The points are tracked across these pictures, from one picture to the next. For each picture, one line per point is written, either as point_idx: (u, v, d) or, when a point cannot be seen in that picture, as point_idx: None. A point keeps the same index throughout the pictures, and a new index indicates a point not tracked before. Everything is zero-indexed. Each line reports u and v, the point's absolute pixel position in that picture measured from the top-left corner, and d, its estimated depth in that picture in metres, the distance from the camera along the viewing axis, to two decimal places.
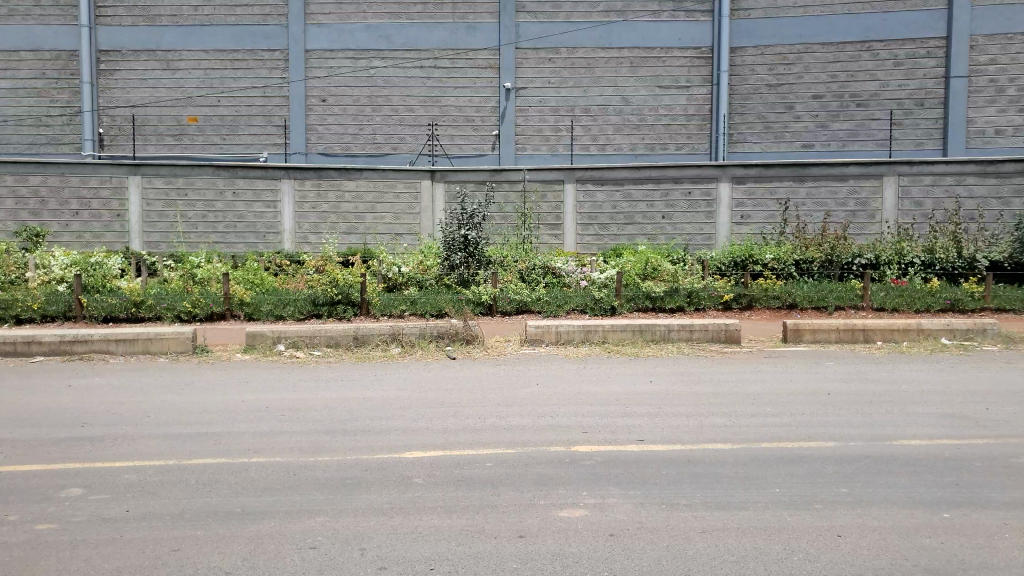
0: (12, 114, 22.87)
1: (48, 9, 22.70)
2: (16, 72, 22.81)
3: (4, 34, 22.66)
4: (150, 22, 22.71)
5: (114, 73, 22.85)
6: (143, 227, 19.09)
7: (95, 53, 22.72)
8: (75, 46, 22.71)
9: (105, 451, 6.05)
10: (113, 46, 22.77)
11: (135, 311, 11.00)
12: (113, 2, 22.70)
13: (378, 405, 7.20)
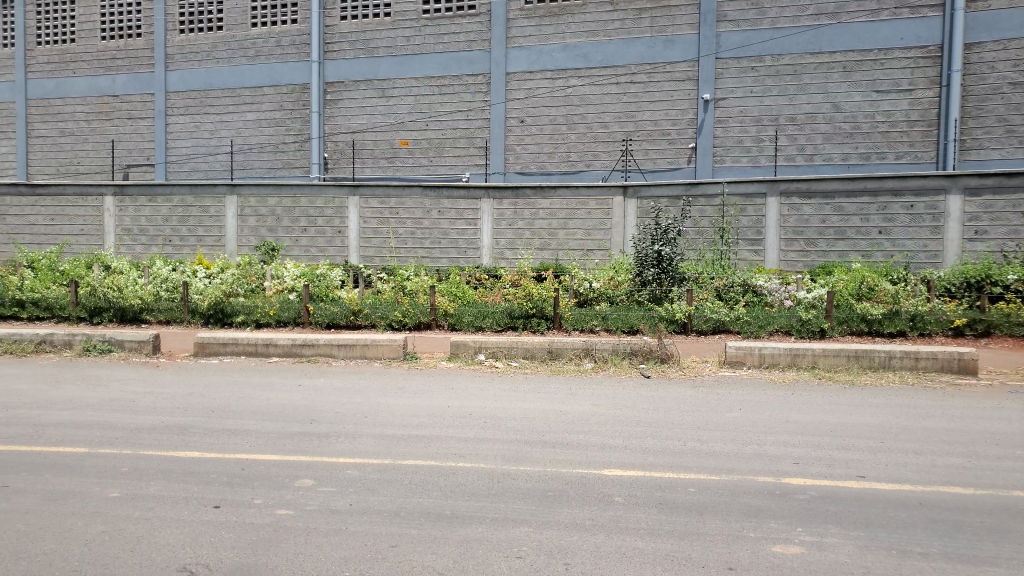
0: (256, 142, 25.86)
1: (286, 48, 25.48)
2: (260, 105, 25.79)
3: (251, 73, 25.74)
4: (369, 54, 24.78)
5: (338, 103, 25.17)
6: (359, 243, 20.77)
7: (323, 85, 25.17)
8: (307, 79, 25.30)
9: (331, 447, 6.63)
10: (338, 78, 25.13)
11: (353, 319, 11.99)
12: (338, 38, 25.04)
13: (576, 420, 7.25)
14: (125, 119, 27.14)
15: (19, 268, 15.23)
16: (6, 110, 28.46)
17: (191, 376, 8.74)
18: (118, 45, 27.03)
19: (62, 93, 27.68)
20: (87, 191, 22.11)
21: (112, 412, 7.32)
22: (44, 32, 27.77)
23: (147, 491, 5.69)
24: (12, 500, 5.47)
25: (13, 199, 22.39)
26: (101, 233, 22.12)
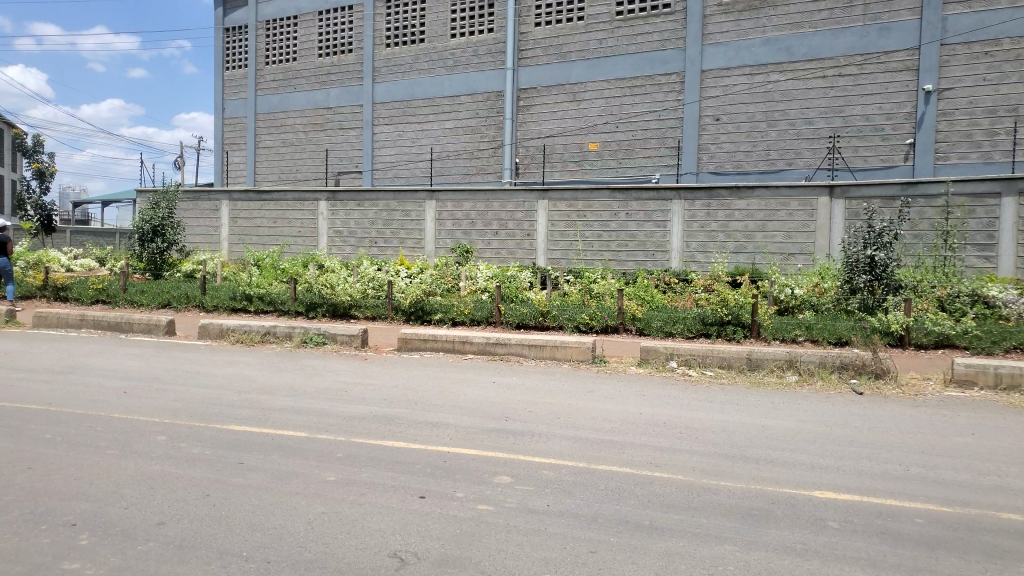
0: (452, 148, 27.12)
1: (481, 56, 26.47)
2: (457, 113, 27.01)
3: (449, 82, 27.01)
4: (562, 59, 25.17)
5: (530, 108, 25.79)
6: (548, 245, 21.11)
7: (516, 91, 25.89)
8: (501, 86, 26.15)
9: (527, 447, 6.72)
10: (531, 84, 25.74)
11: (542, 320, 12.17)
12: (532, 44, 25.66)
13: (779, 436, 6.84)
14: (337, 130, 29.53)
15: (247, 267, 17.00)
16: (239, 125, 31.99)
17: (395, 369, 9.28)
18: (333, 62, 29.46)
19: (285, 107, 30.63)
20: (304, 196, 24.26)
21: (327, 400, 7.91)
22: (271, 52, 30.90)
23: (360, 477, 6.07)
24: (246, 476, 6.06)
25: (243, 204, 25.09)
26: (315, 234, 24.16)
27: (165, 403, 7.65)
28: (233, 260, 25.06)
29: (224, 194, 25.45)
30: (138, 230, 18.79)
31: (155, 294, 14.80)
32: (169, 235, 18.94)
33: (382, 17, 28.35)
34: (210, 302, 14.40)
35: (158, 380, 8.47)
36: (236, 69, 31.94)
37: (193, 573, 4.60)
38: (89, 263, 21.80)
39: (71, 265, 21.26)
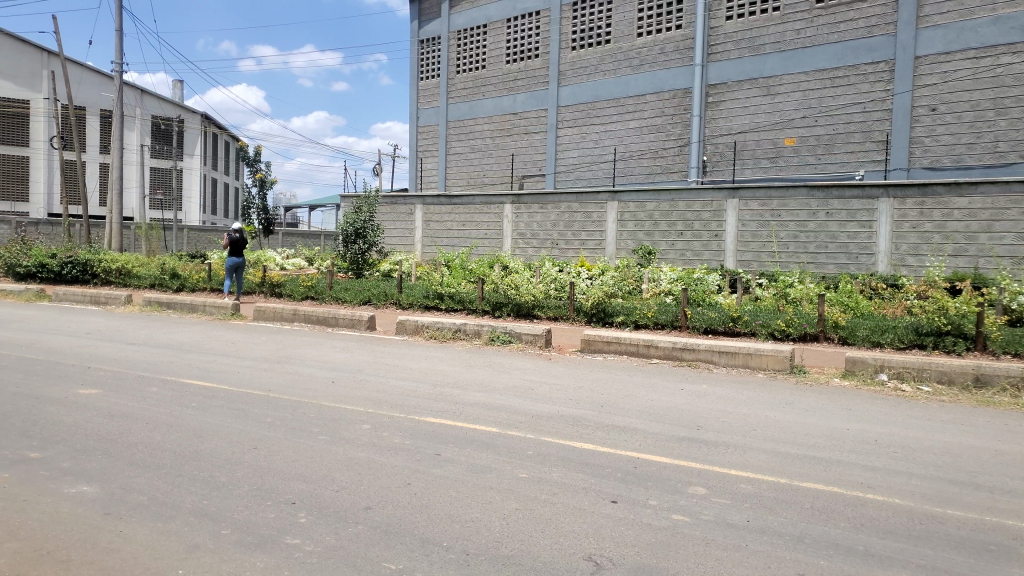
0: (636, 149, 26.89)
1: (668, 54, 25.98)
2: (641, 113, 26.72)
3: (636, 81, 26.80)
4: (755, 52, 24.13)
5: (720, 104, 24.96)
6: (737, 247, 20.30)
7: (704, 88, 25.16)
8: (689, 84, 25.53)
9: (722, 458, 6.45)
10: (720, 80, 24.92)
11: (731, 325, 11.68)
12: (723, 39, 24.83)
13: (1017, 463, 6.08)
14: (522, 134, 30.31)
15: (439, 267, 17.85)
16: (430, 132, 33.73)
17: (581, 370, 9.28)
18: (520, 67, 30.22)
19: (474, 114, 31.87)
20: (491, 199, 25.08)
21: (517, 397, 8.07)
22: (462, 61, 32.26)
23: (552, 476, 6.11)
24: (443, 468, 6.29)
25: (434, 208, 26.41)
26: (501, 236, 24.91)
27: (368, 394, 8.16)
28: (425, 260, 26.46)
29: (418, 198, 26.93)
30: (343, 231, 20.28)
31: (357, 292, 15.89)
32: (369, 237, 20.32)
33: (569, 21, 28.69)
34: (406, 300, 15.24)
35: (362, 371, 9.06)
36: (430, 79, 33.72)
37: (399, 559, 4.82)
38: (300, 263, 23.88)
39: (285, 264, 23.33)
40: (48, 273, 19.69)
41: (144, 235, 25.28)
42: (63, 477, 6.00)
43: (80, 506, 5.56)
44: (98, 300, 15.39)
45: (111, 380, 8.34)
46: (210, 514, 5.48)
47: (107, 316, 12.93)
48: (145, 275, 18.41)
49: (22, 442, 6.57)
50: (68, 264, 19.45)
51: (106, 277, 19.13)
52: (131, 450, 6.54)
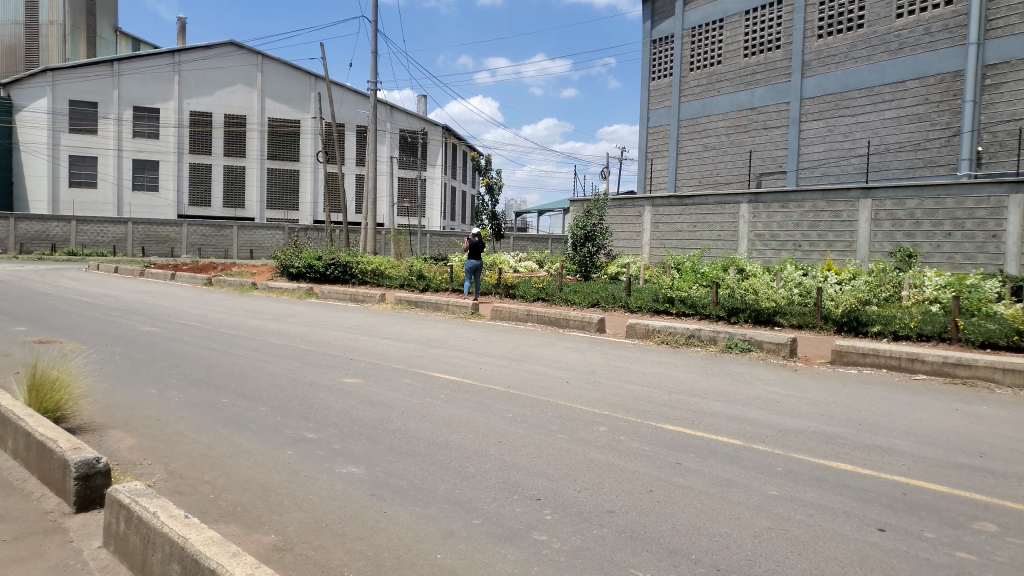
0: (893, 141, 24.65)
1: (935, 34, 23.41)
2: (900, 101, 24.42)
3: (894, 67, 24.50)
4: None
5: (1000, 87, 22.02)
6: (1021, 249, 17.80)
7: (980, 69, 22.37)
8: (960, 66, 22.83)
9: (1014, 492, 5.61)
10: (1001, 58, 21.99)
11: (1016, 339, 10.23)
12: (1006, 12, 21.88)
13: None
14: (762, 130, 29.04)
15: (669, 271, 17.54)
16: (661, 133, 33.38)
17: (832, 384, 8.58)
18: (760, 60, 28.86)
19: (708, 112, 31.05)
20: (726, 199, 24.27)
21: (761, 409, 7.65)
22: (696, 58, 31.51)
23: (806, 496, 5.68)
24: (685, 477, 6.11)
25: (665, 210, 26.11)
26: (736, 237, 23.93)
27: (604, 396, 8.18)
28: (654, 263, 26.17)
29: (647, 200, 26.76)
30: (572, 236, 20.94)
31: (586, 294, 16.08)
32: (599, 239, 20.59)
33: (814, 8, 26.86)
34: (635, 303, 15.16)
35: (595, 373, 9.12)
36: (662, 79, 33.33)
37: (648, 568, 4.72)
38: (532, 265, 24.73)
39: (518, 267, 24.05)
40: (315, 273, 22.06)
41: (393, 240, 27.47)
42: (336, 457, 6.65)
43: (351, 485, 6.12)
44: (358, 298, 16.95)
45: (370, 371, 9.15)
46: (462, 503, 5.77)
47: (367, 312, 14.23)
48: (396, 276, 20.12)
49: (301, 424, 7.39)
50: (332, 265, 21.80)
51: (362, 278, 21.21)
52: (391, 437, 7.10)
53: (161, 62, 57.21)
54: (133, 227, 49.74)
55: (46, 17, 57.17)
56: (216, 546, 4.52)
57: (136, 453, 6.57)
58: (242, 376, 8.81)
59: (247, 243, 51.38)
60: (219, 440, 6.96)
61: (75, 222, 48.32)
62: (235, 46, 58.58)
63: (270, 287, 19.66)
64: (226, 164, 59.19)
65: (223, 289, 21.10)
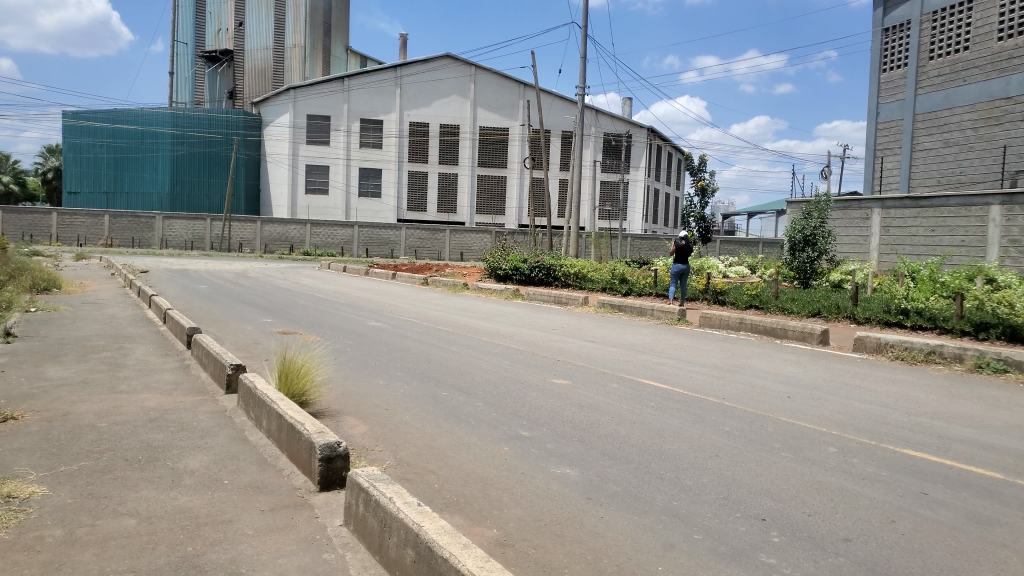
0: None
1: None
2: None
3: None
4: None
5: None
6: None
7: None
8: None
9: None
10: None
11: None
12: None
13: None
14: (1017, 122, 25.81)
15: (900, 278, 15.95)
16: (893, 128, 30.76)
17: None
18: (1017, 43, 25.64)
19: (950, 104, 28.13)
20: (972, 200, 21.78)
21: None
22: (937, 46, 28.66)
23: None
24: (934, 510, 5.48)
25: (897, 212, 24.00)
26: (984, 243, 21.41)
27: (830, 414, 7.60)
28: (883, 270, 24.16)
29: (876, 201, 24.76)
30: (790, 239, 19.77)
31: (805, 303, 15.14)
32: (820, 244, 19.33)
33: None
34: (862, 314, 14.02)
35: (819, 389, 8.49)
36: (895, 70, 30.66)
37: None
38: (743, 271, 23.77)
39: (727, 272, 23.20)
40: (521, 275, 22.77)
41: (595, 244, 27.68)
42: (550, 457, 6.73)
43: (566, 487, 6.15)
44: (563, 301, 17.18)
45: (578, 372, 9.21)
46: (681, 516, 5.59)
47: (574, 315, 14.35)
48: (598, 279, 20.12)
49: (515, 421, 7.58)
50: (537, 267, 22.36)
51: (566, 281, 21.54)
52: (603, 440, 7.07)
53: (385, 77, 61.90)
54: (357, 230, 54.52)
55: (291, 40, 63.80)
56: (448, 536, 4.70)
57: (368, 440, 7.07)
58: (458, 372, 9.22)
59: (458, 245, 54.41)
60: (441, 432, 7.31)
61: (310, 225, 53.82)
62: (451, 58, 62.15)
63: (479, 287, 20.61)
64: (442, 171, 63.11)
65: (437, 289, 22.36)
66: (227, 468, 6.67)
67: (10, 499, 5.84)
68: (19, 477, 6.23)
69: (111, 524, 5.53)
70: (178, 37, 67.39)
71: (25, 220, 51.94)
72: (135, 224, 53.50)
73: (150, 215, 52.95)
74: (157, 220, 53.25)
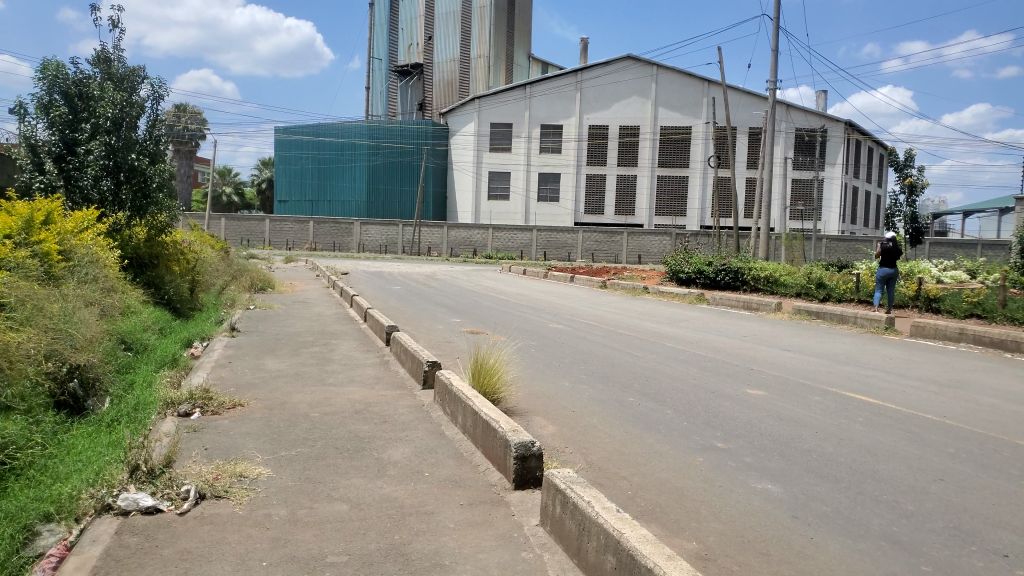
0: None
1: None
2: None
3: None
4: None
5: None
6: None
7: None
8: None
9: None
10: None
11: None
12: None
13: None
14: None
15: None
16: None
17: None
18: None
19: None
20: None
21: None
22: None
23: None
24: None
25: None
26: None
27: None
28: None
29: None
30: None
31: None
32: None
33: None
34: None
35: None
36: None
37: None
38: (959, 275, 21.59)
39: (942, 276, 20.96)
40: (705, 278, 22.14)
41: (785, 246, 26.32)
42: (748, 471, 6.41)
43: (769, 503, 5.82)
44: (752, 306, 16.47)
45: (774, 383, 8.74)
46: (905, 544, 5.10)
47: (767, 322, 13.70)
48: (791, 284, 19.09)
49: (708, 431, 7.32)
50: (722, 271, 21.60)
51: (755, 284, 20.64)
52: (807, 457, 6.64)
53: (566, 82, 62.83)
54: (537, 234, 55.67)
55: (476, 51, 66.22)
56: (651, 546, 4.59)
57: (559, 441, 7.12)
58: (645, 377, 9.06)
59: (637, 248, 54.21)
60: (631, 438, 7.21)
61: (492, 230, 55.75)
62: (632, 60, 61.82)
63: (661, 291, 20.26)
64: (620, 173, 62.86)
65: (618, 292, 22.26)
66: (426, 461, 6.98)
67: (241, 478, 6.46)
68: (248, 459, 6.88)
69: (326, 508, 5.95)
70: (374, 54, 72.39)
71: (243, 226, 58.20)
72: (335, 230, 58.03)
73: (348, 222, 57.25)
74: (355, 226, 57.39)
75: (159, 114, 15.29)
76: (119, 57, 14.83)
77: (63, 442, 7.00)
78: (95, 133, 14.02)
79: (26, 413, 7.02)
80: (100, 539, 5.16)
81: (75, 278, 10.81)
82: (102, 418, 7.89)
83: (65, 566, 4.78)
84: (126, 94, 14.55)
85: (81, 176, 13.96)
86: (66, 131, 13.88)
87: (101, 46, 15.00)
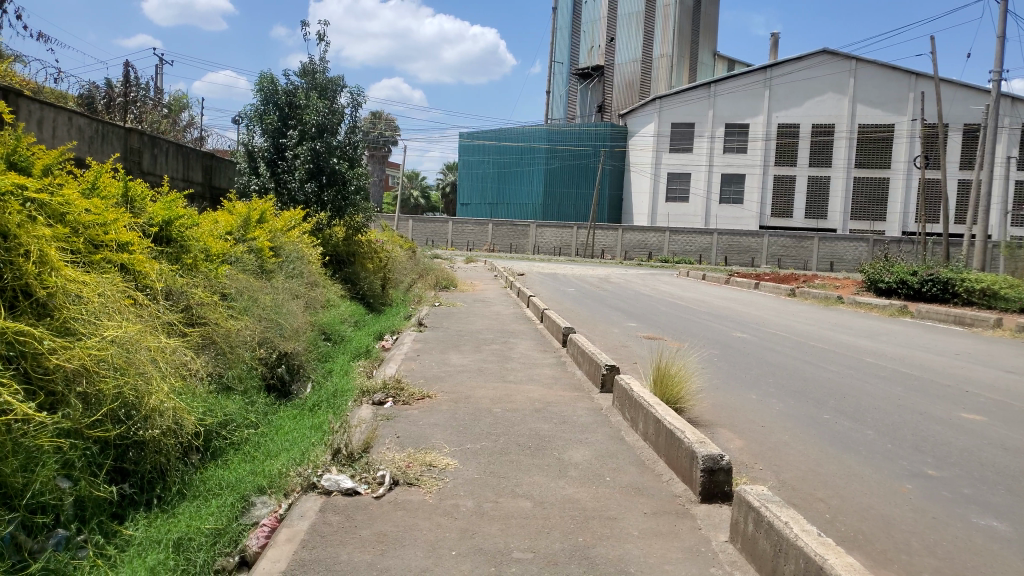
0: None
1: None
2: None
3: None
4: None
5: None
6: None
7: None
8: None
9: None
10: None
11: None
12: None
13: None
14: None
15: None
16: None
17: None
18: None
19: None
20: None
21: None
22: None
23: None
24: None
25: None
26: None
27: None
28: None
29: None
30: None
31: None
32: None
33: None
34: None
35: None
36: None
37: None
38: None
39: None
40: (908, 289, 20.37)
41: (1007, 254, 23.60)
42: (967, 504, 5.78)
43: (995, 542, 5.20)
44: (965, 321, 14.90)
45: (996, 409, 7.83)
46: None
47: (988, 339, 12.34)
48: (1013, 298, 17.09)
49: (917, 457, 6.68)
50: (928, 282, 19.80)
51: (969, 298, 18.71)
52: None
53: (755, 79, 60.15)
54: (716, 237, 53.90)
55: (658, 51, 65.21)
56: None
57: (748, 456, 6.81)
58: (842, 394, 8.45)
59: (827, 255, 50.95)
60: (828, 458, 6.74)
61: (668, 233, 54.78)
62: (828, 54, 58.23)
63: (858, 302, 18.89)
64: (810, 174, 59.27)
65: (808, 301, 21.03)
66: (608, 465, 6.94)
67: (430, 467, 6.75)
68: (436, 449, 7.19)
69: (511, 504, 6.08)
70: (558, 57, 73.76)
71: (428, 228, 61.24)
72: (513, 232, 59.55)
73: (525, 224, 58.52)
74: (532, 229, 58.56)
75: (356, 120, 16.42)
76: (323, 69, 16.09)
77: (273, 422, 7.69)
78: (303, 139, 15.26)
79: (244, 394, 7.76)
80: (307, 515, 5.58)
81: (285, 272, 11.89)
82: (306, 401, 8.62)
83: (278, 536, 5.21)
84: (329, 102, 15.72)
85: (290, 178, 15.23)
86: (276, 137, 15.25)
87: (309, 59, 16.35)
